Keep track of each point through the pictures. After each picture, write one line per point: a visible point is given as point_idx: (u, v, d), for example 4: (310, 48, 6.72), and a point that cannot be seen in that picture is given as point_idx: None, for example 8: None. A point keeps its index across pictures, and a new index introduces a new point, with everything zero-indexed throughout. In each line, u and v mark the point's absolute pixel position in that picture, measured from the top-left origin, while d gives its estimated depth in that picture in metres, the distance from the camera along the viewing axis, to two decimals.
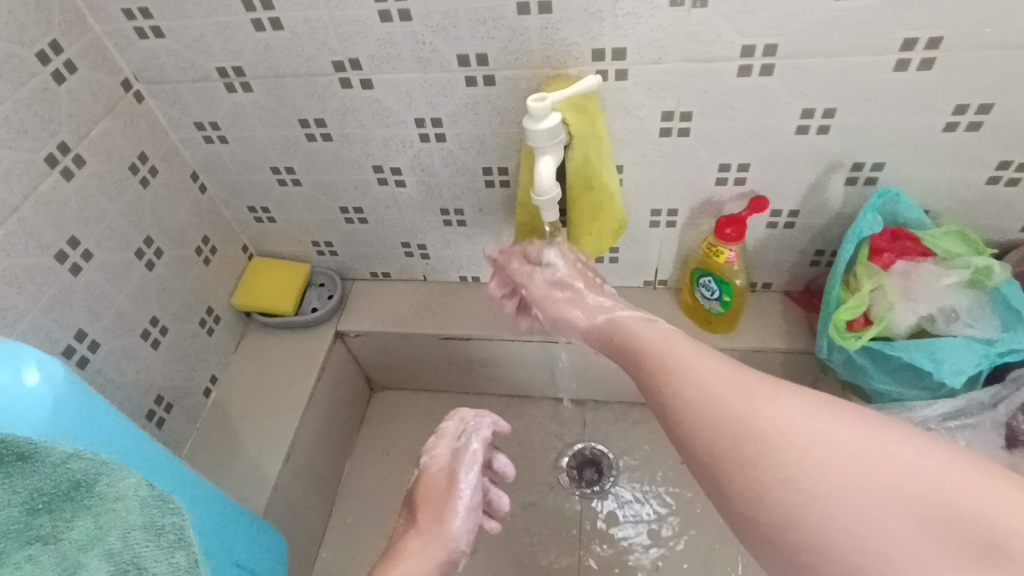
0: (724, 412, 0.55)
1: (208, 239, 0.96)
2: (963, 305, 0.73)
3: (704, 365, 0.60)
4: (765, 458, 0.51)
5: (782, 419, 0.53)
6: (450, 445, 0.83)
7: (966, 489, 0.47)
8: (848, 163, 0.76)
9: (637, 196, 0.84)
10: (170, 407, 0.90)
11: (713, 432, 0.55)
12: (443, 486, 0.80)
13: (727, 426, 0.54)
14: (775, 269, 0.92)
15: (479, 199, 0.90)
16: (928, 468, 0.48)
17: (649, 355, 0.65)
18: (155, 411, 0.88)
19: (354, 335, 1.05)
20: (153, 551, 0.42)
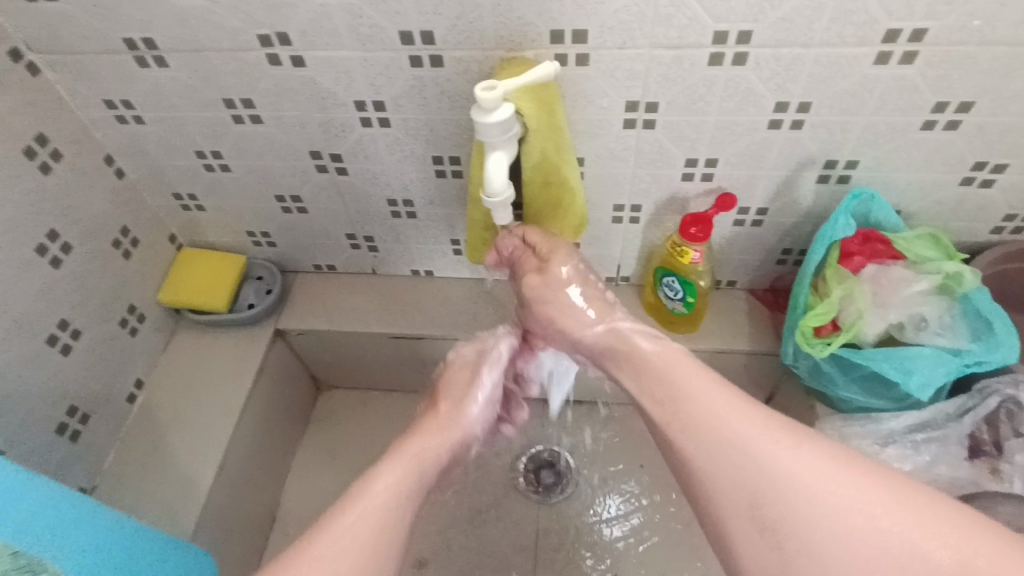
0: (730, 455, 0.53)
1: (128, 230, 0.86)
2: (933, 313, 0.71)
3: (715, 401, 0.57)
4: (767, 513, 0.49)
5: (782, 465, 0.50)
6: (476, 346, 0.77)
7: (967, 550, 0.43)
8: (821, 161, 0.71)
9: (600, 190, 0.78)
10: (86, 418, 0.82)
11: (719, 477, 0.53)
12: (468, 376, 0.74)
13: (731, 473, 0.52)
14: (741, 268, 0.88)
15: (430, 190, 0.83)
16: (927, 529, 0.44)
17: (653, 378, 0.62)
18: (67, 423, 0.79)
19: (297, 334, 0.97)
20: None
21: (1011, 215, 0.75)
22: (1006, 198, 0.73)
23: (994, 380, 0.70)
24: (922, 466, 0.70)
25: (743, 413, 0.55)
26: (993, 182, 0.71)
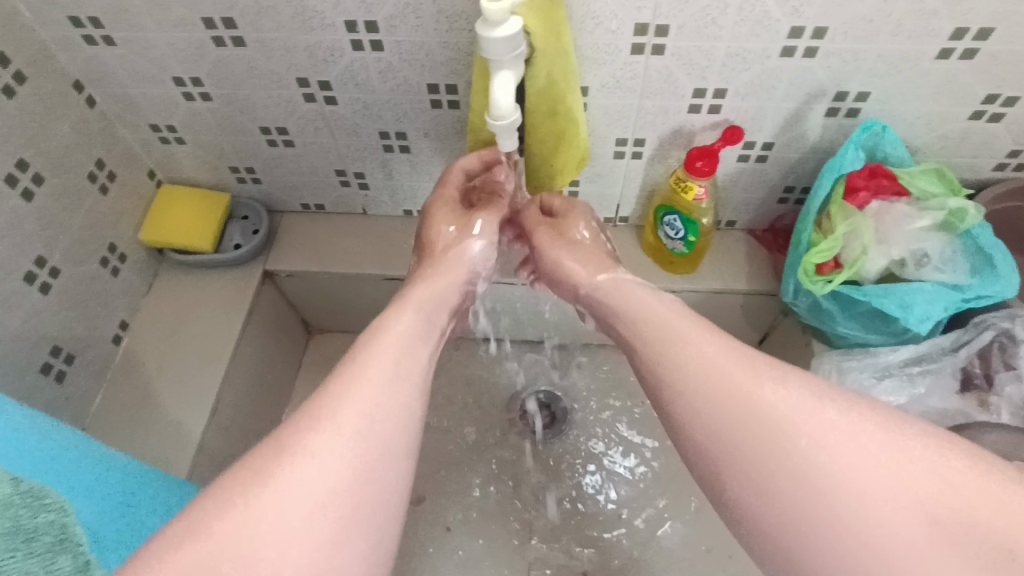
0: (727, 401, 0.48)
1: (103, 163, 0.82)
2: (935, 249, 0.70)
3: (713, 344, 0.52)
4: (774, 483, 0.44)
5: (782, 413, 0.46)
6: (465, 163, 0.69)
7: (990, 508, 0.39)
8: (832, 93, 0.69)
9: (604, 122, 0.75)
10: (71, 358, 0.79)
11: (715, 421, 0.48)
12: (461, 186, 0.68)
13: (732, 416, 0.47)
14: (742, 207, 0.87)
15: (424, 122, 0.79)
16: (947, 482, 0.40)
17: (644, 327, 0.58)
18: (52, 363, 0.77)
19: (286, 276, 0.94)
20: (24, 558, 0.42)
21: (1016, 151, 0.74)
22: (1013, 133, 0.72)
23: (991, 314, 0.70)
24: (915, 398, 0.71)
25: (748, 367, 0.50)
26: (1002, 116, 0.70)
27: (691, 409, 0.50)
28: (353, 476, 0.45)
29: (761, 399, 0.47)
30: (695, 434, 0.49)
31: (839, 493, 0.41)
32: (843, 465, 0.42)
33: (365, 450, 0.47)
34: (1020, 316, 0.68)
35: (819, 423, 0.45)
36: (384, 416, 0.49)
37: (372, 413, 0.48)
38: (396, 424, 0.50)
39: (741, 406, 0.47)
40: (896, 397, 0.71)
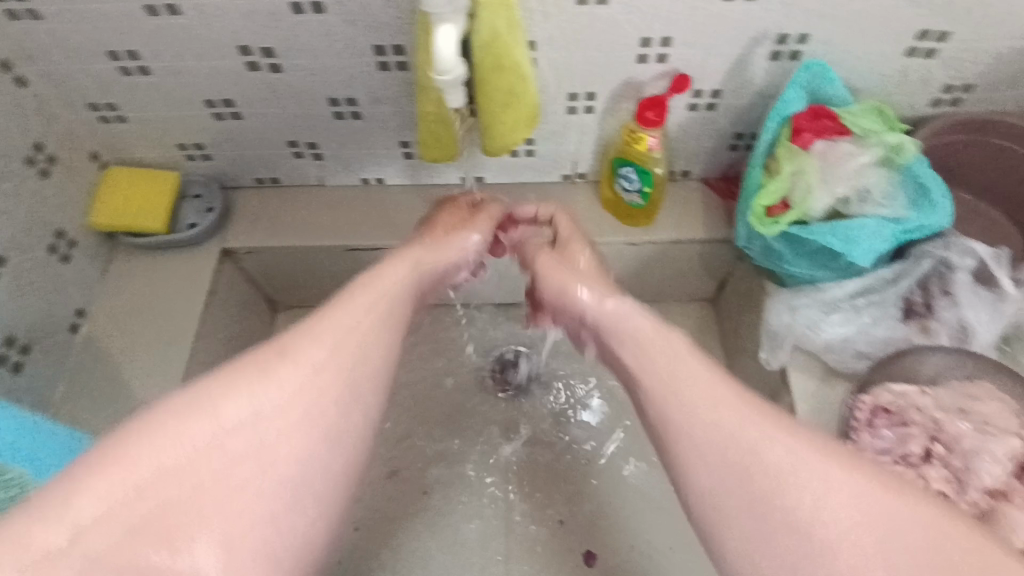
0: (678, 372, 0.54)
1: (43, 146, 0.78)
2: (876, 185, 0.73)
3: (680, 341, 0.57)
4: (701, 430, 0.50)
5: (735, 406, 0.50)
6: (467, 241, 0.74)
7: (914, 521, 0.42)
8: (774, 36, 0.70)
9: (554, 77, 0.76)
10: (28, 349, 0.77)
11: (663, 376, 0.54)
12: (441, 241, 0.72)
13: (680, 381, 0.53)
14: (695, 157, 0.88)
15: (374, 86, 0.78)
16: (884, 497, 0.44)
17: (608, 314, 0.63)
18: (7, 355, 0.75)
19: (245, 253, 0.93)
20: None
21: (951, 86, 0.77)
22: (947, 68, 0.74)
23: (930, 245, 0.74)
24: (863, 329, 0.75)
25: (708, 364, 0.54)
26: (936, 52, 0.72)
27: (658, 402, 0.54)
28: (303, 434, 0.48)
29: (710, 399, 0.51)
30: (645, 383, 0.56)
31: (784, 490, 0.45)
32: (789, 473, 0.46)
33: (309, 411, 0.49)
34: (953, 244, 0.73)
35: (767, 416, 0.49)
36: (335, 378, 0.51)
37: (315, 377, 0.50)
38: (348, 380, 0.52)
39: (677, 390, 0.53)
40: (844, 329, 0.75)
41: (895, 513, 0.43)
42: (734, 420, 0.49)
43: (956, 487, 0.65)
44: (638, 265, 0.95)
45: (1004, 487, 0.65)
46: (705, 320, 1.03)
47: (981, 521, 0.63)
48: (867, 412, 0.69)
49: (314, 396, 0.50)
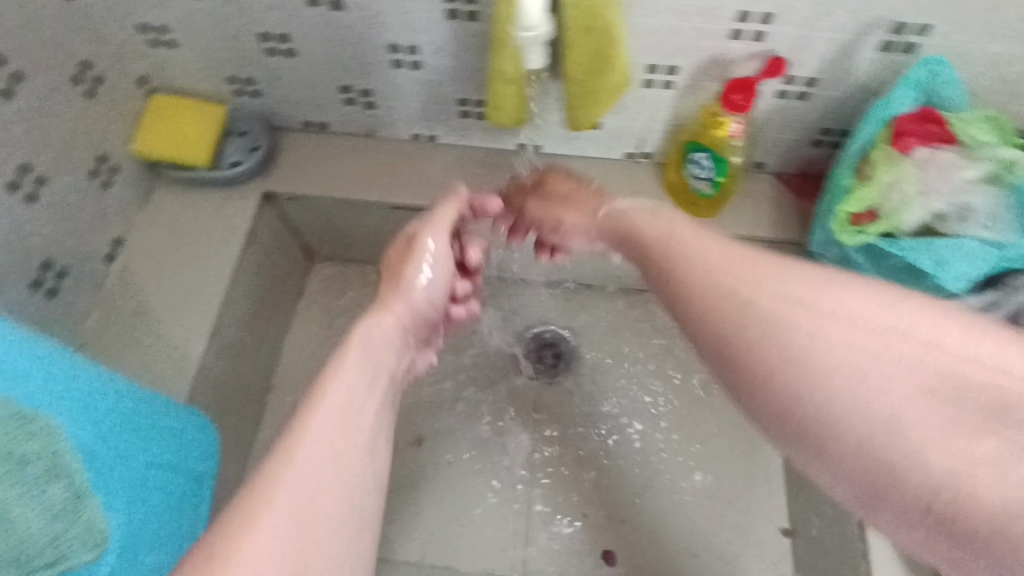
0: (728, 308, 0.49)
1: (90, 65, 0.75)
2: (982, 204, 0.65)
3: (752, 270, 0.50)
4: (756, 359, 0.46)
5: (798, 304, 0.46)
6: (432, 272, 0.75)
7: (928, 448, 0.38)
8: (890, 24, 0.63)
9: (635, 46, 0.69)
10: (63, 275, 0.76)
11: (709, 311, 0.50)
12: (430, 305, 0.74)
13: (731, 325, 0.48)
14: (773, 149, 0.81)
15: (439, 36, 0.72)
16: (903, 420, 0.39)
17: (675, 263, 0.56)
18: (42, 280, 0.73)
19: (287, 199, 0.90)
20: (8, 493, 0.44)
21: None
22: None
23: None
24: None
25: (786, 270, 0.48)
26: None
27: (738, 302, 0.49)
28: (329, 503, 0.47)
29: (786, 321, 0.45)
30: (698, 317, 0.51)
31: (808, 369, 0.43)
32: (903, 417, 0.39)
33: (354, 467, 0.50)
34: None
35: (845, 303, 0.44)
36: (353, 447, 0.51)
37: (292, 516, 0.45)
38: (352, 441, 0.51)
39: (766, 326, 0.46)
40: None
41: (968, 380, 0.39)
42: (814, 338, 0.44)
43: None
44: None
45: None
46: None
47: None
48: None
49: (336, 468, 0.48)
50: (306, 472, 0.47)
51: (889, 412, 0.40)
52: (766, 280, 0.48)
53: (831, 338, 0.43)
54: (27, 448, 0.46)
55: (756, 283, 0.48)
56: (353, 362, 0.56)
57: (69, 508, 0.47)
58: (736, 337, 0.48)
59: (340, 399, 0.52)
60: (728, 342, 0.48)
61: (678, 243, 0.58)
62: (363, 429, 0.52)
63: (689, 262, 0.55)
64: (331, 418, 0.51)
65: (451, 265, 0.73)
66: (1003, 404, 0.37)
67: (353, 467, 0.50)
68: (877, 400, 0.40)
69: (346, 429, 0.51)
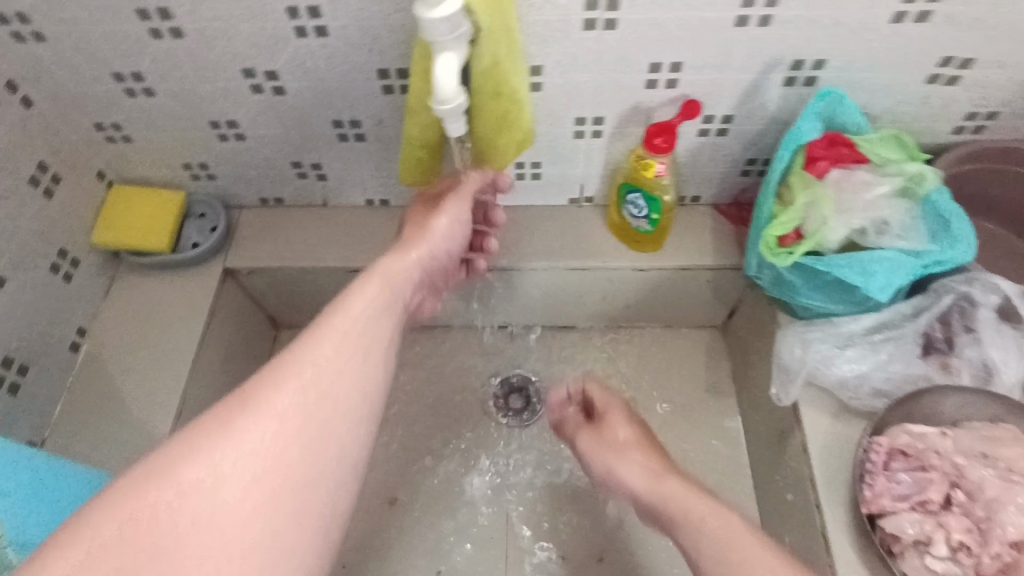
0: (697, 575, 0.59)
1: (49, 167, 0.78)
2: (895, 216, 0.70)
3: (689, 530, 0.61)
4: (725, 553, 0.57)
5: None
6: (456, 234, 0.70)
7: None
8: (788, 62, 0.68)
9: (560, 101, 0.74)
10: (25, 370, 0.77)
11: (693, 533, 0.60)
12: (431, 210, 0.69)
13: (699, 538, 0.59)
14: (706, 182, 0.86)
15: (377, 108, 0.77)
16: None
17: (666, 494, 0.65)
18: (5, 376, 0.74)
19: (248, 273, 0.92)
20: None
21: (974, 114, 0.74)
22: (970, 96, 0.71)
23: (950, 280, 0.70)
24: (880, 366, 0.71)
25: (716, 523, 0.59)
26: (958, 78, 0.69)
27: (703, 544, 0.59)
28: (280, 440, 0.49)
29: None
30: (677, 539, 0.62)
31: (712, 535, 0.59)
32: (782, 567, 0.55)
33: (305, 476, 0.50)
34: (976, 279, 0.69)
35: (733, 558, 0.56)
36: (332, 377, 0.54)
37: (270, 430, 0.49)
38: (349, 402, 0.55)
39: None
40: (858, 366, 0.71)
41: None
42: (715, 530, 0.59)
43: (977, 539, 0.60)
44: (646, 290, 0.93)
45: None
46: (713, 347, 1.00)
47: None
48: (883, 455, 0.65)
49: (292, 427, 0.50)
50: (293, 378, 0.52)
51: None
52: (695, 519, 0.61)
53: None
54: None
55: (688, 533, 0.61)
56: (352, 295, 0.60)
57: None
58: (692, 539, 0.60)
59: (324, 340, 0.56)
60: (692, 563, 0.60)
61: (631, 478, 0.70)
62: (356, 358, 0.57)
63: (622, 477, 0.71)
64: (292, 399, 0.51)
65: (468, 230, 0.71)
66: None
67: (323, 455, 0.52)
68: None
69: (319, 339, 0.55)
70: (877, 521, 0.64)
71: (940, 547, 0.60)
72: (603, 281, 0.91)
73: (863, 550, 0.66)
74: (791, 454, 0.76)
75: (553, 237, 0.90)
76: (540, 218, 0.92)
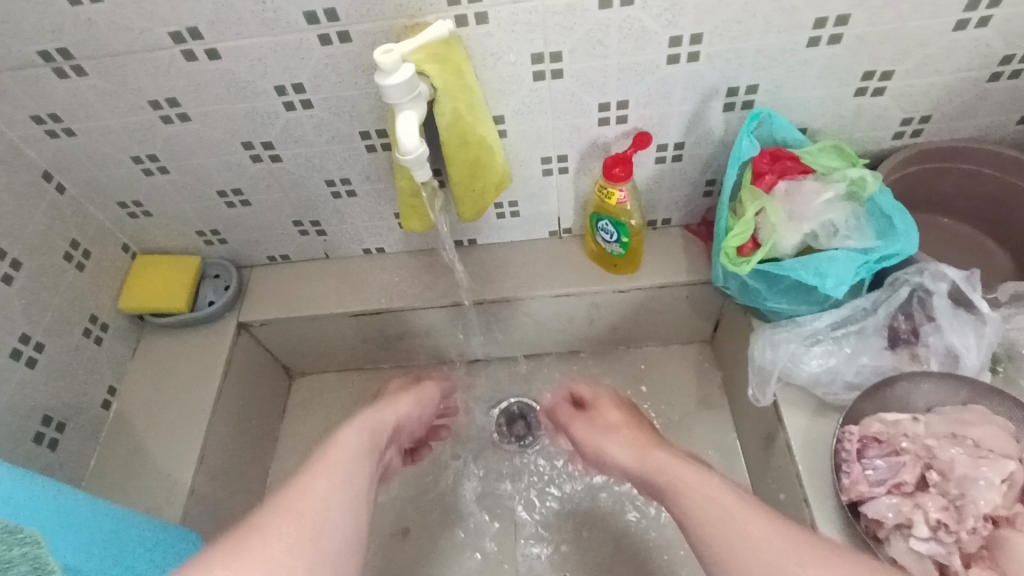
0: (694, 504, 0.58)
1: (78, 243, 0.89)
2: (842, 218, 0.75)
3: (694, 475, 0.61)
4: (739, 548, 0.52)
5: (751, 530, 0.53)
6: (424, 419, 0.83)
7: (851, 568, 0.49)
8: (724, 90, 0.75)
9: (525, 144, 0.82)
10: (62, 426, 0.85)
11: (687, 500, 0.59)
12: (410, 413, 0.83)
13: (701, 500, 0.57)
14: (673, 205, 0.93)
15: (363, 166, 0.86)
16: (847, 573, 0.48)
17: (654, 460, 0.65)
18: (45, 432, 0.82)
19: (260, 325, 1.00)
20: None
21: (908, 120, 0.79)
22: (899, 103, 0.77)
23: (904, 272, 0.73)
24: (847, 359, 0.74)
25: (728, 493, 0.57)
26: (884, 89, 0.75)
27: (712, 520, 0.55)
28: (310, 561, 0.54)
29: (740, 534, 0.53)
30: (677, 507, 0.59)
31: (747, 546, 0.52)
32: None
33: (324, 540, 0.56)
34: (927, 268, 0.72)
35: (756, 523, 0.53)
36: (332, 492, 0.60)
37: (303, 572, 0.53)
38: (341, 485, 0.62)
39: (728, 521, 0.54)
40: (826, 360, 0.74)
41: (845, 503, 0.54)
42: (726, 526, 0.54)
43: (954, 516, 0.62)
44: (630, 311, 0.98)
45: (1007, 514, 0.61)
46: (703, 362, 1.04)
47: (986, 551, 0.61)
48: (857, 442, 0.67)
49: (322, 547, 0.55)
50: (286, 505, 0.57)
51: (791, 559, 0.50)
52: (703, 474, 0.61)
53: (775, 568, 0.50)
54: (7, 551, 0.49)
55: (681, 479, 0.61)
56: (338, 439, 0.68)
57: None
58: (698, 506, 0.57)
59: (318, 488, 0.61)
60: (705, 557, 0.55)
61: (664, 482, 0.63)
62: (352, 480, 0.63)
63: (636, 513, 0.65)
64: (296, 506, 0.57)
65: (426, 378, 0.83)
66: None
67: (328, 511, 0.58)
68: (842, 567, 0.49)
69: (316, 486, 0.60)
70: (859, 508, 0.66)
71: (921, 529, 0.62)
72: (588, 305, 0.97)
73: (851, 539, 0.67)
74: (778, 454, 0.79)
75: (538, 269, 0.97)
76: (524, 252, 0.99)
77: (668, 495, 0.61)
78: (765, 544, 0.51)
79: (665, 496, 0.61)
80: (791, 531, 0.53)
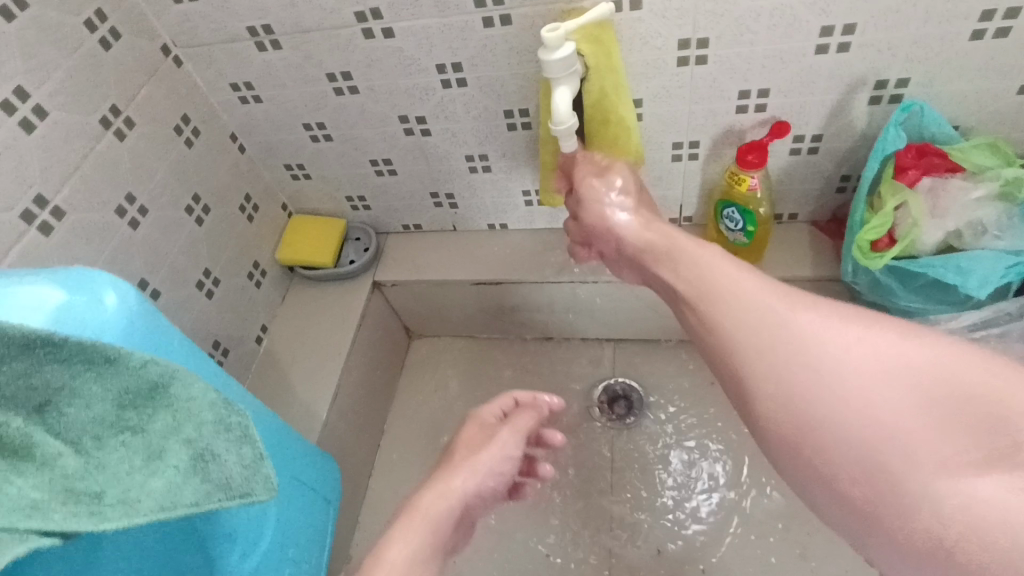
0: (801, 412, 0.59)
1: (251, 197, 1.02)
2: (992, 217, 0.72)
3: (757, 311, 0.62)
4: (838, 440, 0.58)
5: (839, 384, 0.58)
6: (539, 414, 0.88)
7: (942, 446, 0.55)
8: (871, 82, 0.75)
9: (658, 129, 0.85)
10: (226, 352, 0.97)
11: (789, 417, 0.60)
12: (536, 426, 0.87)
13: (823, 410, 0.58)
14: (801, 200, 0.92)
15: (502, 143, 0.92)
16: (926, 431, 0.56)
17: (698, 275, 0.68)
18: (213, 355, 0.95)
19: (391, 286, 1.10)
20: (225, 443, 0.47)
21: None
22: None
23: None
24: None
25: (804, 369, 0.59)
26: None
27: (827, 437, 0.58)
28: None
29: (873, 436, 0.56)
30: (773, 434, 0.62)
31: (834, 387, 0.58)
32: (1004, 378, 0.57)
33: None
34: None
35: (844, 356, 0.59)
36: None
37: None
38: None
39: (817, 396, 0.58)
40: None
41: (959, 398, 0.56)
42: (845, 420, 0.57)
43: None
44: None
45: None
46: None
47: None
48: None
49: None
50: None
51: (903, 446, 0.55)
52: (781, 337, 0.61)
53: (857, 364, 0.58)
54: (187, 431, 0.46)
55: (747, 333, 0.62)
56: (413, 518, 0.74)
57: (259, 466, 0.48)
58: (815, 429, 0.59)
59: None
60: (867, 501, 0.57)
61: (698, 287, 0.68)
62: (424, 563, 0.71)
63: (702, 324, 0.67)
64: None
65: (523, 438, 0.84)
66: (995, 419, 0.55)
67: None
68: (950, 447, 0.55)
69: None
70: None
71: None
72: None
73: None
74: None
75: None
76: None
77: (666, 259, 0.72)
78: (838, 385, 0.58)
79: (657, 267, 0.73)
80: (857, 366, 0.58)
